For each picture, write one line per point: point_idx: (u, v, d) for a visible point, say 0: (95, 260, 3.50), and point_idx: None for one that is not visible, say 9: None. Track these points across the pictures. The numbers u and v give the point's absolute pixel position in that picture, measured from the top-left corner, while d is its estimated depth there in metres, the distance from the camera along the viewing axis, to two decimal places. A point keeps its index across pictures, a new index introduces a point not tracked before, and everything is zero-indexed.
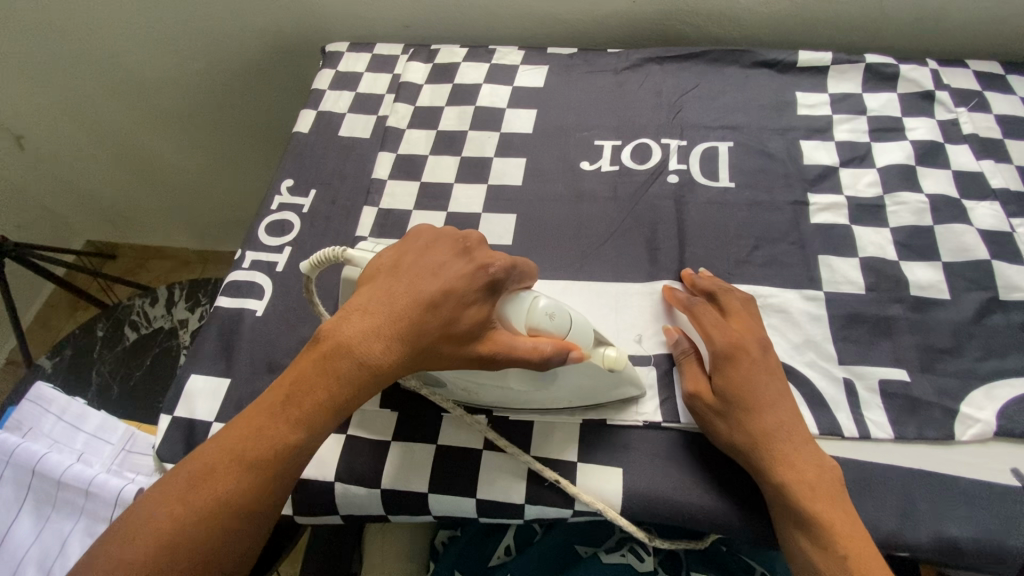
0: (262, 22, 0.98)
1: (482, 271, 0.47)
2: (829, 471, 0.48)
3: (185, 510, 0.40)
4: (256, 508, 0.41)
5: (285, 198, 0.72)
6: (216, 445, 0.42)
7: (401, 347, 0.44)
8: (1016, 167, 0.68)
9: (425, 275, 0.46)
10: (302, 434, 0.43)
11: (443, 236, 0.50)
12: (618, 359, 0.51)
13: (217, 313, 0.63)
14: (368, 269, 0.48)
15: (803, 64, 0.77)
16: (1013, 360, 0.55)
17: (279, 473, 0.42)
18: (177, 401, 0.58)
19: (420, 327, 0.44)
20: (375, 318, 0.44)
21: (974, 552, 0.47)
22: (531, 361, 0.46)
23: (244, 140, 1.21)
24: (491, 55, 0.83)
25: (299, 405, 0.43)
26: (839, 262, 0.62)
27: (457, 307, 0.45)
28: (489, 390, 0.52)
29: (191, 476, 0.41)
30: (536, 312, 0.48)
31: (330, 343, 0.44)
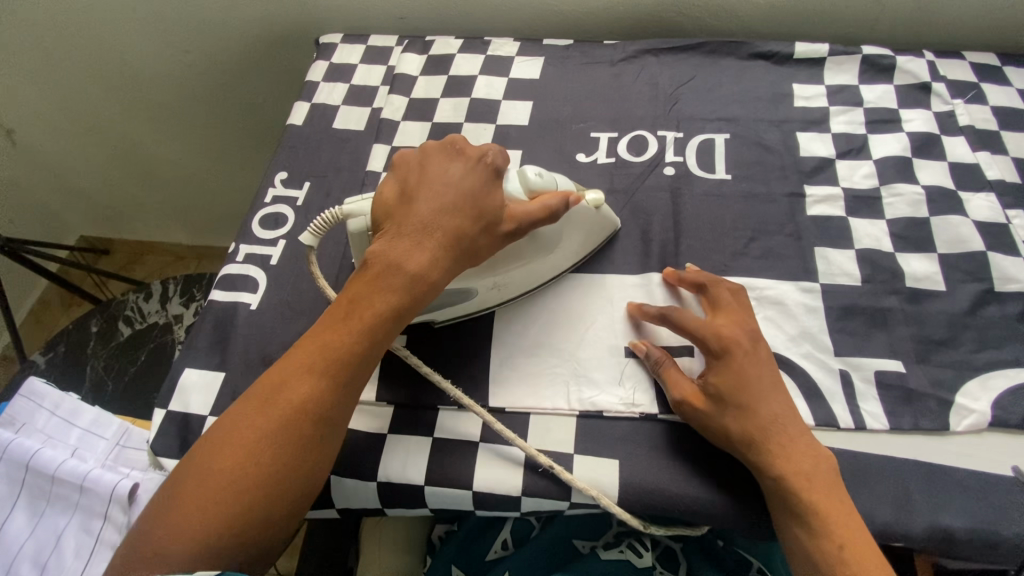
0: (255, 13, 0.97)
1: (483, 169, 0.53)
2: (825, 463, 0.48)
3: (270, 423, 0.45)
4: (334, 410, 0.46)
5: (279, 191, 0.71)
6: (286, 363, 0.47)
7: (439, 246, 0.49)
8: (1011, 159, 0.68)
9: (440, 188, 0.51)
10: (366, 339, 0.47)
11: (433, 147, 0.55)
12: (598, 200, 0.59)
13: (211, 307, 0.63)
14: (381, 196, 0.52)
15: (800, 55, 0.77)
16: (1007, 351, 0.55)
17: (352, 372, 0.47)
18: (171, 395, 0.57)
19: (455, 233, 0.50)
20: (412, 235, 0.49)
21: (968, 541, 0.47)
22: (544, 219, 0.53)
23: (238, 134, 1.20)
24: (486, 46, 0.83)
25: (359, 318, 0.48)
26: (835, 254, 0.62)
27: (479, 209, 0.51)
28: (515, 274, 0.58)
29: (270, 392, 0.46)
30: (529, 179, 0.55)
31: (377, 262, 0.49)
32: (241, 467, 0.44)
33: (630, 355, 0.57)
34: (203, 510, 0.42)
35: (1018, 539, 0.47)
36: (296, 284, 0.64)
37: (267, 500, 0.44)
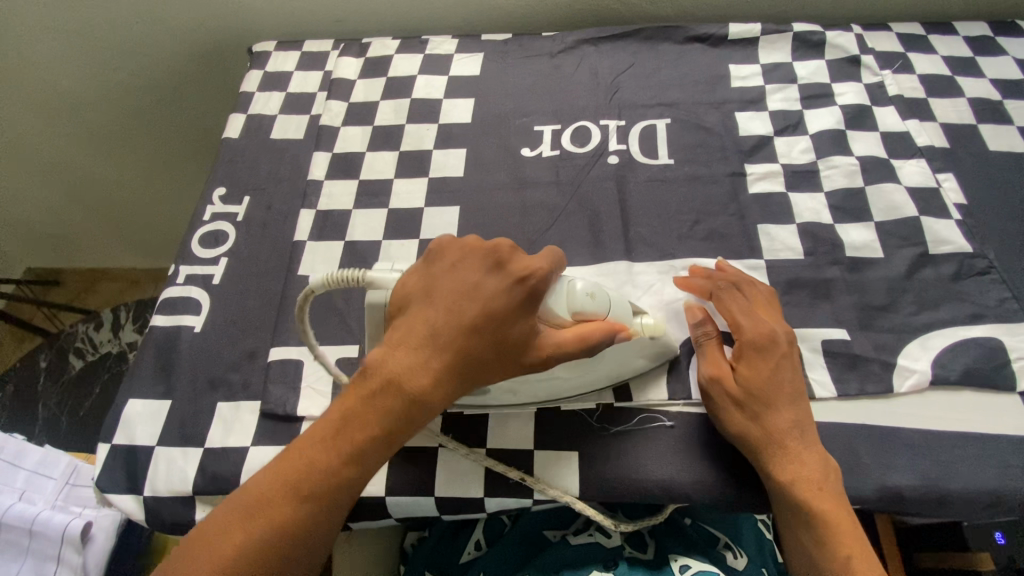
0: (185, 21, 0.94)
1: (518, 286, 0.45)
2: (832, 472, 0.47)
3: (251, 539, 0.41)
4: (313, 534, 0.42)
5: (217, 208, 0.69)
6: (270, 476, 0.43)
7: (449, 376, 0.44)
8: (939, 125, 0.70)
9: (462, 299, 0.44)
10: (354, 462, 0.43)
11: (471, 245, 0.47)
12: (656, 326, 0.54)
13: (153, 332, 0.60)
14: (401, 289, 0.46)
15: (734, 37, 0.78)
16: (944, 311, 0.57)
17: (337, 502, 0.43)
18: (115, 429, 0.55)
19: (466, 356, 0.44)
20: (417, 351, 0.43)
21: (917, 498, 0.49)
22: (583, 350, 0.47)
23: (178, 147, 1.16)
24: (424, 46, 0.81)
25: (350, 437, 0.43)
26: (778, 230, 0.63)
27: (503, 332, 0.44)
28: (536, 386, 0.51)
29: (252, 504, 0.42)
30: (577, 297, 0.49)
31: (377, 378, 0.43)
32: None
33: None
34: None
35: (963, 492, 0.48)
36: (241, 302, 0.62)
37: None
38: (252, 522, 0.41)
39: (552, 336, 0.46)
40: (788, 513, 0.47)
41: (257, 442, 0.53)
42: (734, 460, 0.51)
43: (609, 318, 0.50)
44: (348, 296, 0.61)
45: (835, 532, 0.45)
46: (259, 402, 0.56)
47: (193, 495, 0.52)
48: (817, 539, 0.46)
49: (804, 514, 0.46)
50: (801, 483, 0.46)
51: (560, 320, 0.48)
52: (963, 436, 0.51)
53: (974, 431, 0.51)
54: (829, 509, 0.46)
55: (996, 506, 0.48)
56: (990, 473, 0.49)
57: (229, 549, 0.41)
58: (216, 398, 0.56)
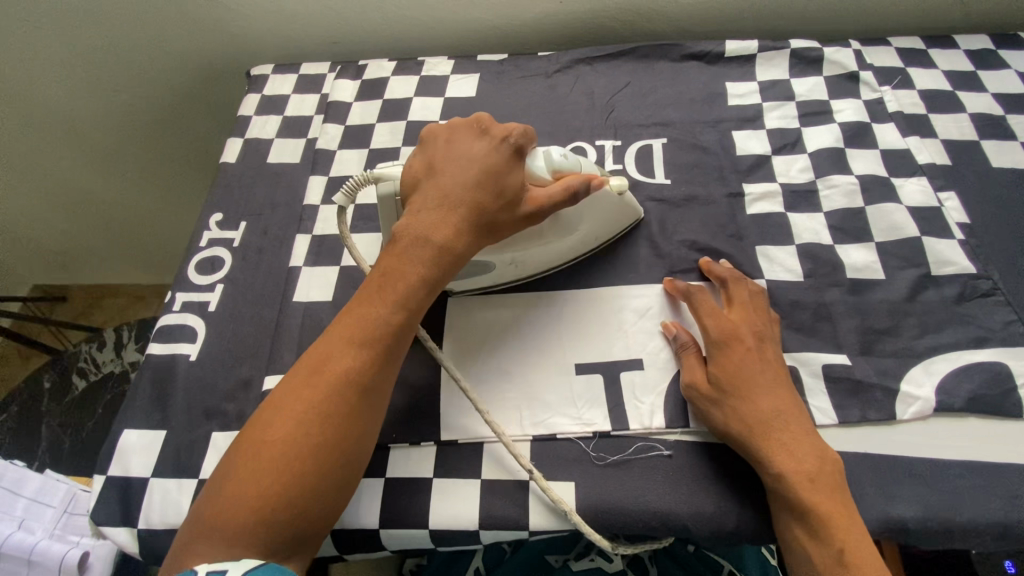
0: (183, 44, 0.95)
1: (506, 142, 0.53)
2: (829, 465, 0.47)
3: (321, 391, 0.44)
4: (373, 378, 0.46)
5: (214, 233, 0.69)
6: (324, 340, 0.47)
7: (470, 222, 0.50)
8: (940, 141, 0.69)
9: (465, 160, 0.52)
10: (401, 308, 0.48)
11: (457, 128, 0.55)
12: (621, 185, 0.60)
13: (149, 361, 0.61)
14: (408, 174, 0.53)
15: (731, 54, 0.77)
16: (948, 335, 0.56)
17: (391, 345, 0.47)
18: (111, 460, 0.55)
19: (482, 206, 0.51)
20: (438, 210, 0.50)
21: (922, 530, 0.47)
22: (568, 199, 0.53)
23: (179, 166, 1.17)
24: (420, 67, 0.82)
25: (394, 289, 0.48)
26: (776, 251, 0.62)
27: (506, 180, 0.52)
28: (535, 253, 0.59)
29: (312, 365, 0.46)
30: (554, 159, 0.55)
31: (409, 238, 0.50)
32: (290, 439, 0.43)
33: (580, 374, 0.57)
34: (256, 480, 0.42)
35: (970, 524, 0.47)
36: (237, 329, 0.62)
37: (313, 470, 0.43)
38: (315, 377, 0.45)
39: (542, 189, 0.53)
40: (784, 513, 0.47)
41: None
42: (731, 490, 0.50)
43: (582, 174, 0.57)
44: None
45: (833, 530, 0.44)
46: None
47: None
48: (813, 537, 0.45)
49: (801, 514, 0.45)
50: (797, 478, 0.46)
51: (542, 180, 0.54)
52: (968, 465, 0.49)
53: (981, 460, 0.50)
54: (825, 507, 0.45)
55: (1003, 537, 0.47)
56: (997, 504, 0.48)
57: (301, 402, 0.44)
58: (211, 427, 0.56)
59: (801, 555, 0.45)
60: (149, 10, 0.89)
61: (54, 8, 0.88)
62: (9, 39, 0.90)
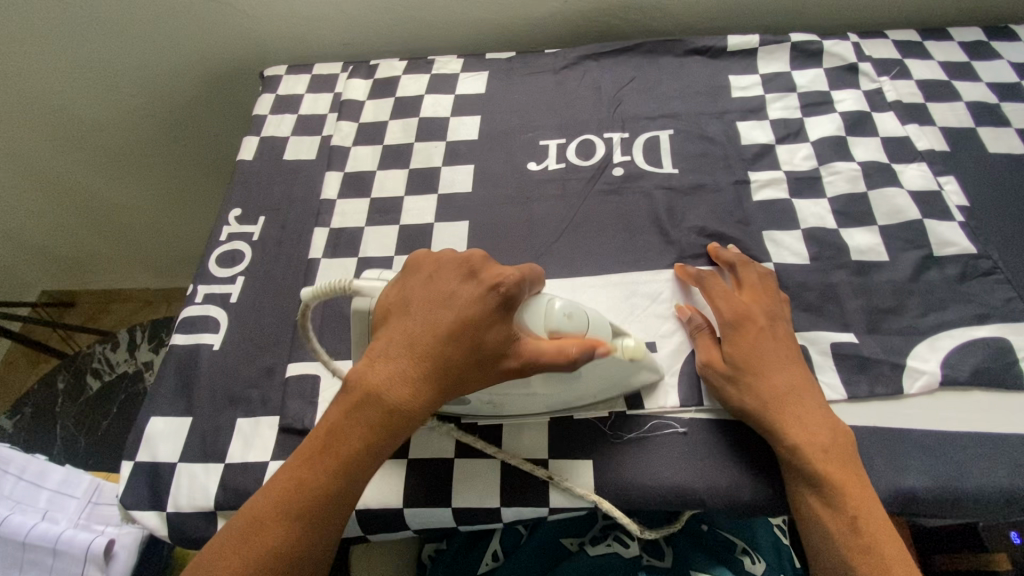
0: (197, 49, 0.97)
1: (492, 292, 0.45)
2: (842, 435, 0.49)
3: (244, 562, 0.40)
4: (304, 556, 0.42)
5: (233, 228, 0.71)
6: (266, 495, 0.43)
7: (427, 384, 0.43)
8: (939, 129, 0.71)
9: (437, 308, 0.45)
10: (343, 476, 0.43)
11: (448, 258, 0.48)
12: (638, 350, 0.52)
13: (174, 351, 0.62)
14: (382, 304, 0.48)
15: (733, 48, 0.80)
16: (952, 312, 0.58)
17: (327, 518, 0.42)
18: (139, 447, 0.57)
19: (442, 364, 0.43)
20: (394, 363, 0.44)
21: (931, 499, 0.49)
22: (558, 364, 0.45)
23: (190, 172, 1.19)
24: (431, 66, 0.84)
25: (334, 456, 0.43)
26: (782, 236, 0.64)
27: (477, 337, 0.44)
28: (516, 399, 0.52)
29: (247, 526, 0.42)
30: (554, 316, 0.49)
31: (358, 394, 0.44)
32: None
33: None
34: None
35: (977, 493, 0.49)
36: (258, 319, 0.63)
37: None
38: (248, 544, 0.41)
39: (533, 345, 0.46)
40: (794, 479, 0.48)
41: (278, 456, 0.55)
42: (745, 461, 0.52)
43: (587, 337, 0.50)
44: None
45: (843, 492, 0.46)
46: (278, 416, 0.57)
47: (215, 510, 0.53)
48: (821, 500, 0.47)
49: (811, 478, 0.47)
50: (807, 448, 0.48)
51: (534, 335, 0.48)
52: (975, 436, 0.51)
53: (986, 431, 0.51)
54: (837, 474, 0.47)
55: (1011, 505, 0.49)
56: (1003, 473, 0.49)
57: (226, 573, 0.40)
58: (236, 413, 0.58)
59: (811, 516, 0.47)
60: (165, 15, 0.91)
61: (73, 16, 0.90)
62: (28, 44, 0.93)
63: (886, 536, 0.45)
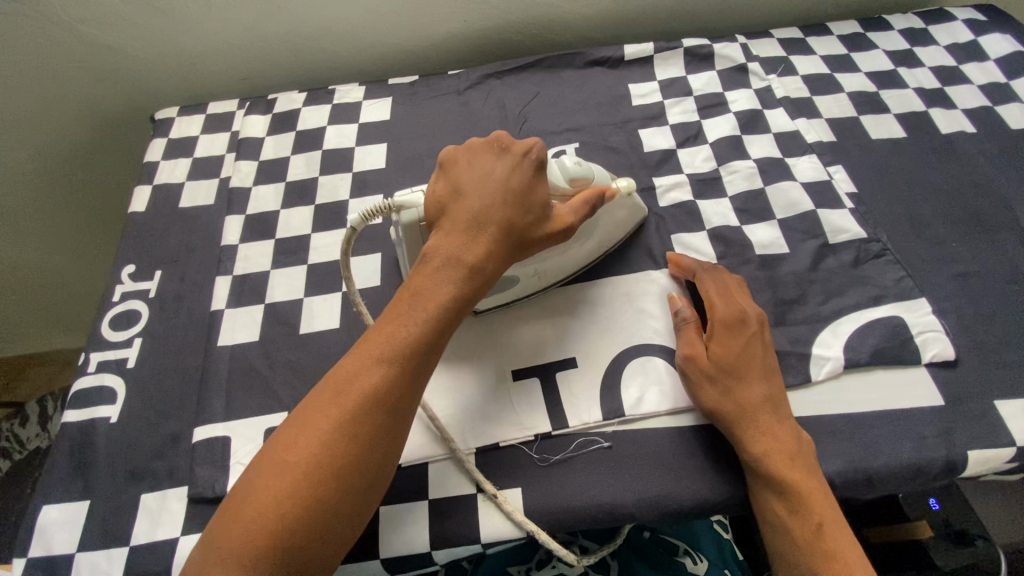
0: (79, 94, 0.90)
1: (527, 159, 0.52)
2: (805, 445, 0.50)
3: (343, 415, 0.41)
4: (405, 397, 0.44)
5: (127, 286, 0.66)
6: (353, 355, 0.44)
7: (494, 237, 0.48)
8: (825, 120, 0.75)
9: (487, 181, 0.50)
10: (432, 325, 0.45)
11: (480, 147, 0.54)
12: (630, 187, 0.61)
13: (65, 430, 0.57)
14: (432, 195, 0.51)
15: (630, 57, 0.81)
16: (849, 297, 0.60)
17: (420, 364, 0.44)
18: (30, 541, 0.51)
19: (506, 221, 0.49)
20: (462, 228, 0.48)
21: (846, 481, 0.51)
22: (588, 211, 0.54)
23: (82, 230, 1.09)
24: (332, 95, 0.82)
25: (421, 309, 0.46)
26: (690, 238, 0.65)
27: (529, 198, 0.50)
28: (554, 260, 0.60)
29: (341, 382, 0.43)
30: (569, 168, 0.55)
31: (434, 256, 0.48)
32: (318, 460, 0.40)
33: (518, 380, 0.58)
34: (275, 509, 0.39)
35: (887, 469, 0.51)
36: (161, 383, 0.59)
37: (334, 493, 0.40)
38: (346, 394, 0.42)
39: (565, 206, 0.53)
40: (762, 488, 0.49)
41: (188, 530, 0.51)
42: (693, 467, 0.52)
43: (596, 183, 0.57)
44: (272, 361, 0.59)
45: (806, 500, 0.47)
46: (186, 486, 0.53)
47: None
48: (788, 508, 0.47)
49: (779, 488, 0.47)
50: (774, 455, 0.48)
51: (563, 190, 0.55)
52: (880, 415, 0.53)
53: (890, 409, 0.54)
54: (801, 483, 0.47)
55: (919, 476, 0.51)
56: (908, 447, 0.51)
57: (330, 419, 0.41)
58: (140, 489, 0.54)
59: (777, 524, 0.48)
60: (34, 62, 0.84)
61: None
62: None
63: (849, 543, 0.46)
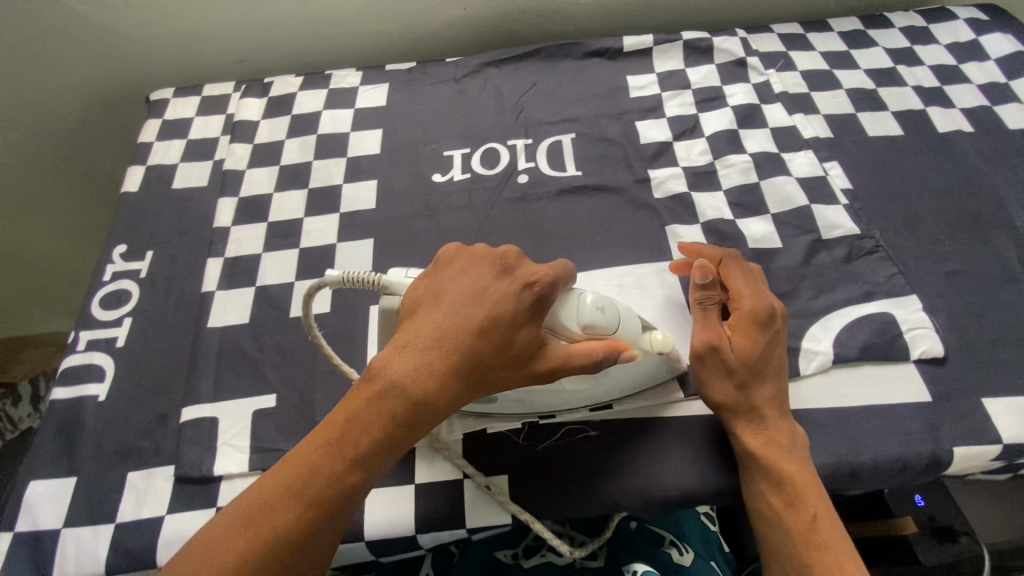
0: (74, 73, 0.89)
1: (527, 290, 0.44)
2: (798, 436, 0.50)
3: (245, 549, 0.39)
4: (313, 545, 0.40)
5: (119, 266, 0.66)
6: (278, 477, 0.41)
7: (451, 381, 0.42)
8: (822, 117, 0.75)
9: (469, 301, 0.43)
10: (359, 470, 0.41)
11: (482, 252, 0.46)
12: (666, 342, 0.50)
13: (54, 406, 0.57)
14: (411, 295, 0.46)
15: (629, 49, 0.81)
16: (840, 292, 0.60)
17: (339, 511, 0.41)
18: (16, 516, 0.52)
19: (472, 362, 0.42)
20: (422, 353, 0.42)
21: (831, 475, 0.51)
22: (585, 366, 0.44)
23: (75, 208, 1.06)
24: (328, 80, 0.81)
25: (353, 446, 0.41)
26: (685, 230, 0.65)
27: (511, 334, 0.43)
28: (543, 396, 0.50)
29: (257, 508, 0.40)
30: (585, 310, 0.47)
31: (383, 382, 0.42)
32: None
33: None
34: None
35: (871, 464, 0.51)
36: (150, 363, 0.59)
37: None
38: (255, 526, 0.40)
39: (564, 347, 0.44)
40: (756, 477, 0.49)
41: (173, 508, 0.51)
42: (683, 458, 0.52)
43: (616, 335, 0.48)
44: (262, 344, 0.59)
45: (799, 491, 0.47)
46: (173, 466, 0.53)
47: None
48: (781, 498, 0.47)
49: (773, 477, 0.48)
50: (770, 447, 0.49)
51: (570, 333, 0.46)
52: (867, 410, 0.53)
53: (877, 404, 0.54)
54: (793, 472, 0.48)
55: (903, 471, 0.51)
56: (894, 442, 0.52)
57: (233, 552, 0.39)
58: (127, 467, 0.54)
59: (768, 513, 0.48)
60: (27, 38, 0.84)
61: None
62: None
63: (840, 533, 0.46)
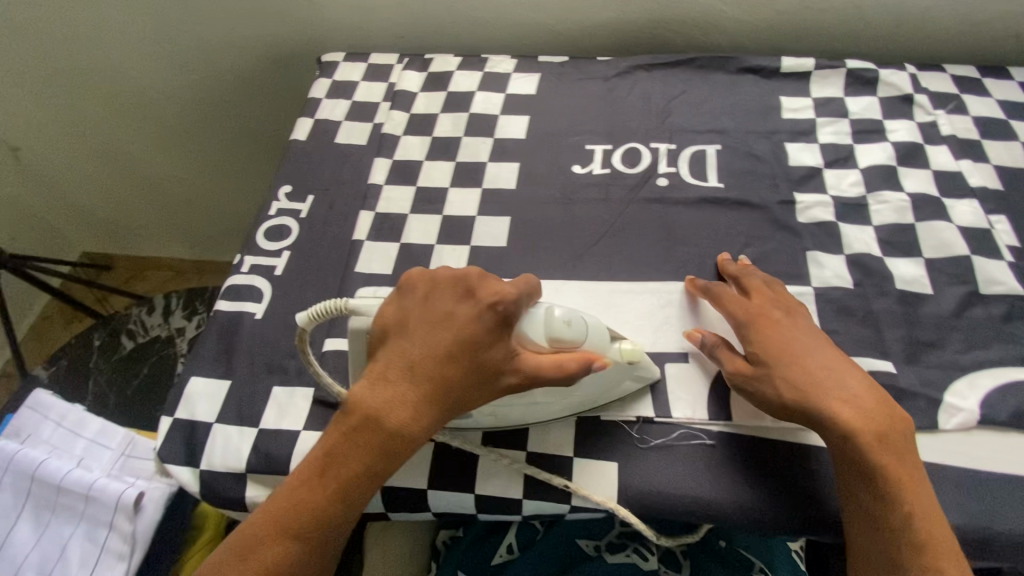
0: (257, 30, 1.00)
1: (490, 314, 0.47)
2: (898, 426, 0.47)
3: None
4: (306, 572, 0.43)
5: (282, 204, 0.73)
6: (265, 513, 0.44)
7: (425, 408, 0.45)
8: (993, 166, 0.70)
9: (436, 329, 0.46)
10: (342, 499, 0.44)
11: (442, 280, 0.48)
12: (635, 351, 0.53)
13: (218, 316, 0.64)
14: (375, 327, 0.47)
15: (787, 69, 0.80)
16: (994, 351, 0.57)
17: (329, 538, 0.44)
18: (178, 404, 0.59)
19: (440, 386, 0.45)
20: (394, 385, 0.45)
21: (961, 536, 0.48)
22: (557, 376, 0.47)
23: (236, 149, 1.20)
24: (484, 63, 0.86)
25: (336, 476, 0.44)
26: (826, 258, 0.63)
27: (477, 360, 0.46)
28: (516, 410, 0.52)
29: (247, 543, 0.43)
30: (554, 323, 0.50)
31: (359, 414, 0.45)
32: None
33: None
34: None
35: (1011, 535, 0.48)
36: (301, 293, 0.65)
37: None
38: (246, 561, 0.42)
39: (530, 358, 0.47)
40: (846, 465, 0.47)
41: (309, 425, 0.56)
42: (792, 486, 0.51)
43: (582, 348, 0.51)
44: None
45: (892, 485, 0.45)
46: (313, 388, 0.59)
47: (246, 472, 0.55)
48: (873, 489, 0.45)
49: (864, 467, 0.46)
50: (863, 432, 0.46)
51: (538, 347, 0.50)
52: (1013, 479, 0.50)
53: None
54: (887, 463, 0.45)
55: None
56: None
57: None
58: (272, 381, 0.60)
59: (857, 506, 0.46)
60: None
61: None
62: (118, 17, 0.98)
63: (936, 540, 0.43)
